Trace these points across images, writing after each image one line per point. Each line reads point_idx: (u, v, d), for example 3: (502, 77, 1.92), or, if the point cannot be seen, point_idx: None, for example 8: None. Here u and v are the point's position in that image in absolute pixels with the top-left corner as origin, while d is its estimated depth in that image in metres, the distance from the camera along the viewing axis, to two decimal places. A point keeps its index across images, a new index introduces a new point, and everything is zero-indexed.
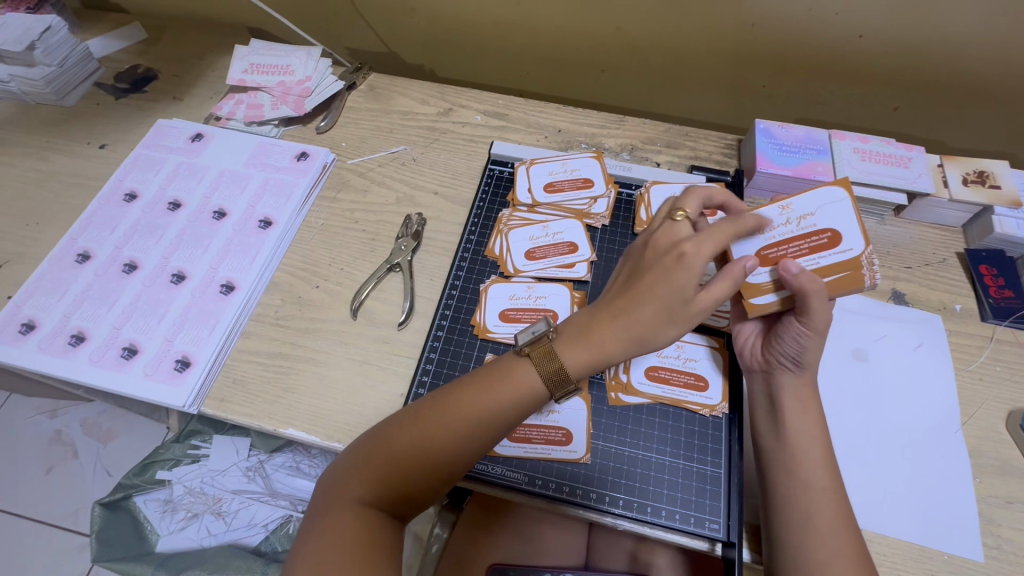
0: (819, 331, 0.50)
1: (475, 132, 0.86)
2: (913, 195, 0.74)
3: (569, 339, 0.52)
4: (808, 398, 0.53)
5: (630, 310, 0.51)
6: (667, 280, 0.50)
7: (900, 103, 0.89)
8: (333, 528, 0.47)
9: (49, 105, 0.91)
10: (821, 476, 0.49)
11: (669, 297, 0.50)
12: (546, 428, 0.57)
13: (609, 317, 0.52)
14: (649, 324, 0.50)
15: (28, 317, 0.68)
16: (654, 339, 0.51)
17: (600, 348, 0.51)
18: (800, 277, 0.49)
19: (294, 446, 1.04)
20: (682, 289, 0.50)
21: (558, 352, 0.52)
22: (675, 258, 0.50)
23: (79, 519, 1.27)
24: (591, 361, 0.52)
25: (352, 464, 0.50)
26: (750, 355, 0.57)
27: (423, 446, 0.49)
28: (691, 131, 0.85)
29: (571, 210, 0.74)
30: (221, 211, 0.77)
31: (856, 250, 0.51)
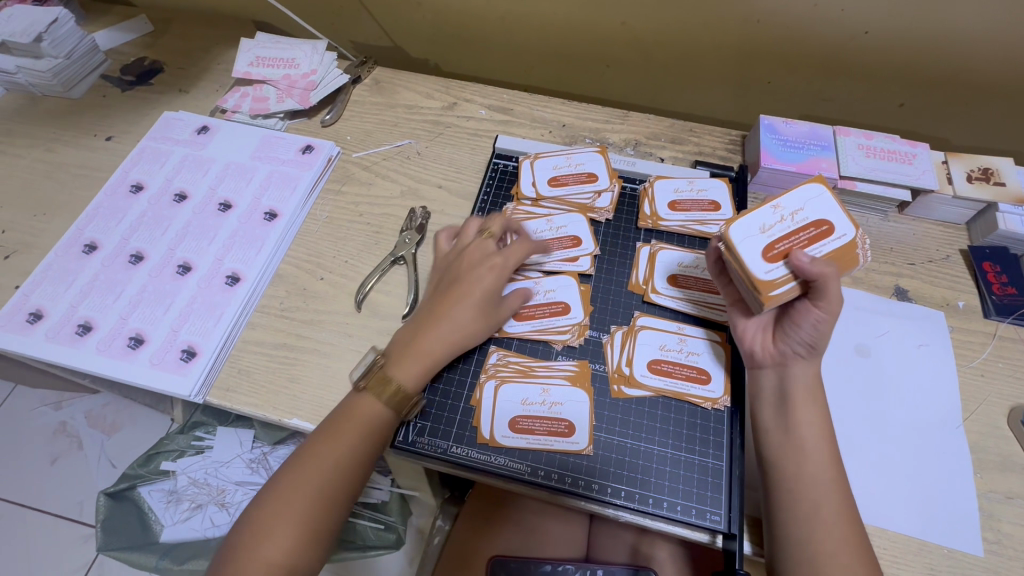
0: (834, 314, 0.51)
1: (479, 126, 0.86)
2: (917, 192, 0.74)
3: (398, 356, 0.57)
4: (816, 390, 0.53)
5: (443, 318, 0.58)
6: (480, 282, 0.59)
7: (905, 100, 0.89)
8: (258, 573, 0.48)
9: (56, 96, 0.92)
10: (828, 468, 0.50)
11: (478, 298, 0.59)
12: (549, 419, 0.57)
13: (426, 328, 0.58)
14: (448, 328, 0.58)
15: (35, 306, 0.69)
16: (470, 339, 0.59)
17: (425, 354, 0.57)
18: (818, 264, 0.49)
19: (297, 439, 1.05)
20: (490, 295, 0.59)
21: (391, 374, 0.56)
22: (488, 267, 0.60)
23: (83, 510, 1.28)
24: (420, 365, 0.57)
25: (261, 520, 0.50)
26: (760, 350, 0.56)
27: (319, 472, 0.52)
28: (695, 127, 0.85)
29: (574, 204, 0.73)
30: (227, 203, 0.77)
31: (850, 235, 0.52)
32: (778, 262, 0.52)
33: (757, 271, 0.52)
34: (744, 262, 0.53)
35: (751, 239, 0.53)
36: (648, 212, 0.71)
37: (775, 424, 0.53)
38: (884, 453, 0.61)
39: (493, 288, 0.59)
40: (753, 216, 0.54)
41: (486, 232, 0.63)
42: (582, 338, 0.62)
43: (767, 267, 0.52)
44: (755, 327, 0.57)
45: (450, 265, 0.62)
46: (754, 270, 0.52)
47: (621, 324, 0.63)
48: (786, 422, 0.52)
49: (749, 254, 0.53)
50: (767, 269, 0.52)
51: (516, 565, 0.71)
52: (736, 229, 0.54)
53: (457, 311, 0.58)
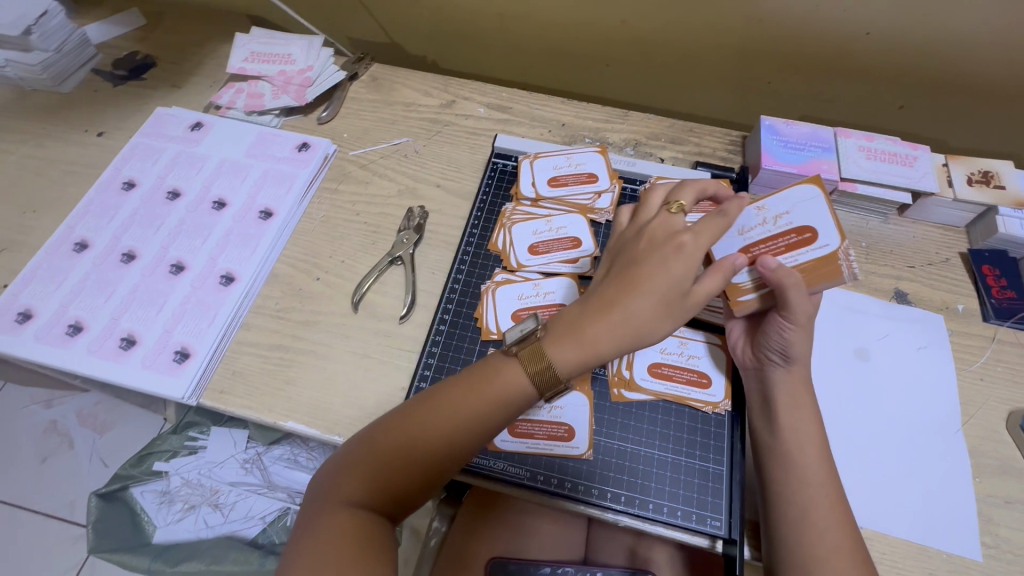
0: (804, 323, 0.51)
1: (478, 125, 0.85)
2: (917, 195, 0.74)
3: (561, 336, 0.50)
4: (801, 393, 0.53)
5: (632, 304, 0.49)
6: (666, 270, 0.49)
7: (905, 102, 0.89)
8: (325, 528, 0.46)
9: (46, 91, 0.90)
10: (817, 471, 0.50)
11: (666, 289, 0.49)
12: (548, 424, 0.57)
13: (602, 317, 0.49)
14: (649, 320, 0.49)
15: (25, 306, 0.67)
16: (651, 332, 0.50)
17: (593, 350, 0.49)
18: (778, 271, 0.50)
19: (291, 438, 1.02)
20: (684, 281, 0.49)
21: (547, 353, 0.49)
22: (674, 248, 0.50)
23: (75, 510, 1.27)
24: (583, 359, 0.50)
25: (348, 468, 0.49)
26: (739, 353, 0.57)
27: (419, 444, 0.48)
28: (695, 127, 0.84)
29: (574, 204, 0.73)
30: (221, 202, 0.76)
31: (832, 245, 0.52)
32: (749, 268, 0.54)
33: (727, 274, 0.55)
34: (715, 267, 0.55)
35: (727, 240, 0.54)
36: None
37: (761, 428, 0.53)
38: (884, 457, 0.61)
39: (686, 273, 0.49)
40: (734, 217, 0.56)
41: (673, 205, 0.53)
42: None
43: (737, 271, 0.54)
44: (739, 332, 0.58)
45: (631, 241, 0.54)
46: (723, 272, 0.54)
47: None
48: (771, 427, 0.53)
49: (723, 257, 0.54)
50: (736, 274, 0.54)
51: (515, 567, 0.72)
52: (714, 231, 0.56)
53: (634, 301, 0.49)
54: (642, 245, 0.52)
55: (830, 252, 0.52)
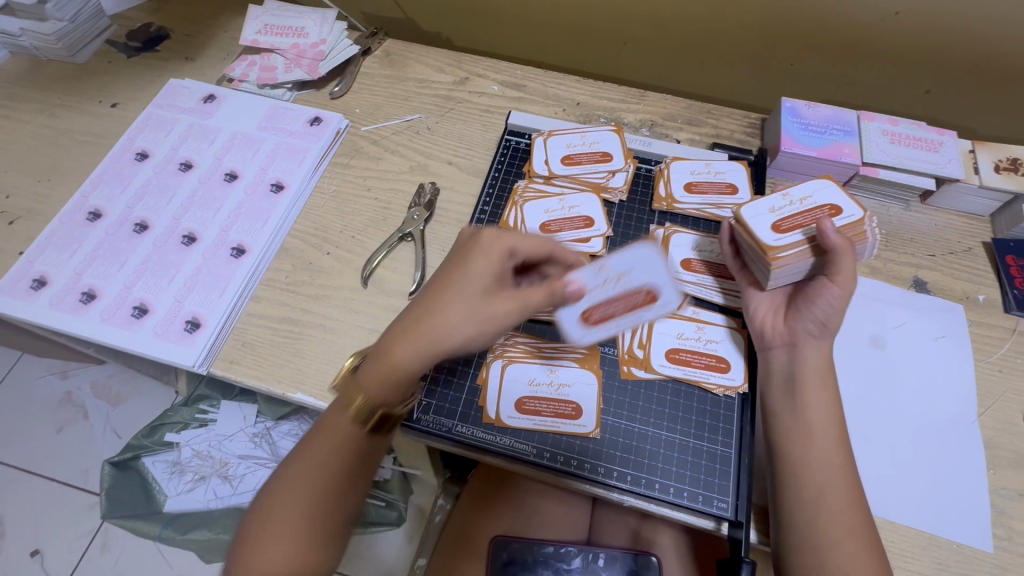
0: (847, 291, 0.51)
1: (491, 103, 0.84)
2: (941, 181, 0.72)
3: (371, 361, 0.48)
4: (828, 371, 0.52)
5: (440, 308, 0.48)
6: (463, 271, 0.49)
7: (932, 86, 0.86)
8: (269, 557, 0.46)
9: (61, 61, 0.90)
10: (836, 455, 0.49)
11: (466, 290, 0.48)
12: (556, 402, 0.57)
13: (405, 329, 0.48)
14: (443, 321, 0.47)
15: (39, 273, 0.68)
16: (454, 336, 0.47)
17: (391, 363, 0.47)
18: (838, 236, 0.51)
19: (300, 414, 1.05)
20: (487, 283, 0.49)
21: (360, 381, 0.48)
22: (472, 245, 0.51)
23: (89, 479, 1.30)
24: (386, 375, 0.47)
25: (277, 491, 0.49)
26: (771, 330, 0.55)
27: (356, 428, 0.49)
28: (713, 109, 0.82)
29: (588, 183, 0.72)
30: (233, 174, 0.76)
31: (671, 305, 0.55)
32: (789, 234, 0.54)
33: (766, 239, 0.54)
34: (753, 232, 0.55)
35: (759, 217, 0.55)
36: (662, 193, 0.69)
37: (781, 406, 0.52)
38: (896, 447, 0.60)
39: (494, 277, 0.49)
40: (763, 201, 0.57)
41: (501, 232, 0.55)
42: None
43: (778, 236, 0.54)
44: (766, 306, 0.56)
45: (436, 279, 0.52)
46: (761, 237, 0.54)
47: None
48: (794, 405, 0.51)
49: (759, 227, 0.55)
50: (777, 237, 0.53)
51: (518, 547, 0.71)
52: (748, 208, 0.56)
53: (446, 305, 0.48)
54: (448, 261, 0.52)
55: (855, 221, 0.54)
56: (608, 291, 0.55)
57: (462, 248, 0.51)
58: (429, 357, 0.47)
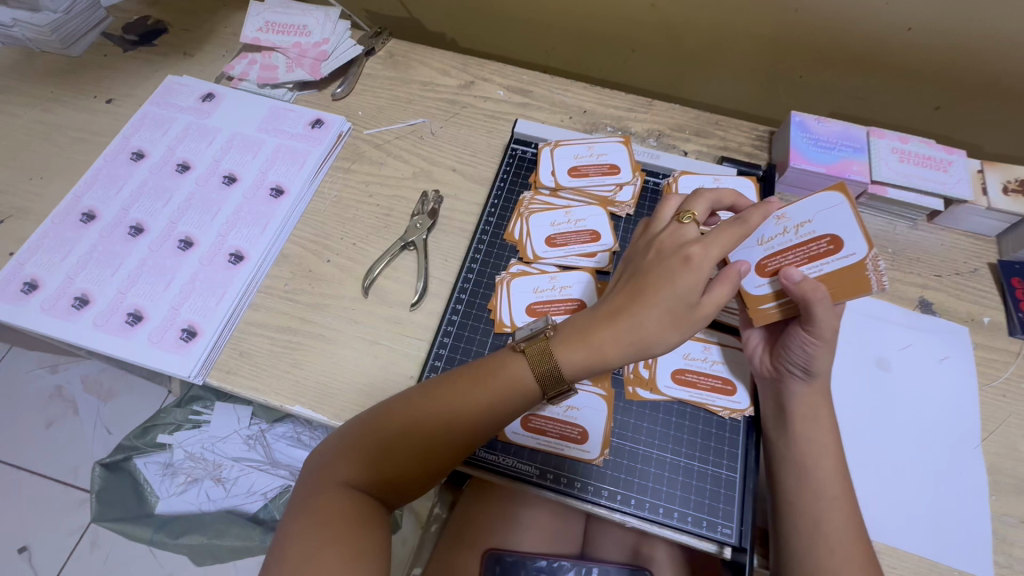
0: (827, 338, 0.50)
1: (497, 108, 0.82)
2: (949, 201, 0.72)
3: (568, 339, 0.52)
4: (820, 406, 0.51)
5: (643, 318, 0.50)
6: (672, 281, 0.50)
7: (941, 102, 0.85)
8: (320, 507, 0.48)
9: (55, 54, 0.87)
10: (832, 484, 0.48)
11: (673, 301, 0.50)
12: (562, 423, 0.55)
13: (607, 319, 0.51)
14: (656, 333, 0.50)
15: (30, 276, 0.66)
16: (659, 345, 0.51)
17: (598, 355, 0.51)
18: (803, 284, 0.49)
19: (295, 417, 1.03)
20: (690, 298, 0.50)
21: (554, 353, 0.51)
22: (681, 259, 0.50)
23: (79, 476, 1.28)
24: (589, 361, 0.51)
25: (362, 442, 0.51)
26: (757, 365, 0.55)
27: (378, 448, 0.50)
28: (721, 120, 0.81)
29: (595, 196, 0.70)
30: (231, 176, 0.74)
31: (590, 454, 0.54)
32: (768, 278, 0.53)
33: (748, 284, 0.54)
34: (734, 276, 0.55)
35: (749, 251, 0.54)
36: None
37: (776, 438, 0.52)
38: (898, 472, 0.59)
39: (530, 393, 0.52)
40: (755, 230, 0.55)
41: (687, 215, 0.54)
42: None
43: (759, 282, 0.54)
44: (757, 340, 0.56)
45: (642, 250, 0.55)
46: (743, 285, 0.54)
47: None
48: (788, 436, 0.51)
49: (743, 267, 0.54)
50: (757, 284, 0.54)
51: (512, 561, 0.70)
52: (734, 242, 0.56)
53: (647, 313, 0.50)
54: (654, 255, 0.53)
55: (852, 261, 0.50)
56: (554, 411, 0.56)
57: (677, 246, 0.52)
58: (634, 357, 0.51)
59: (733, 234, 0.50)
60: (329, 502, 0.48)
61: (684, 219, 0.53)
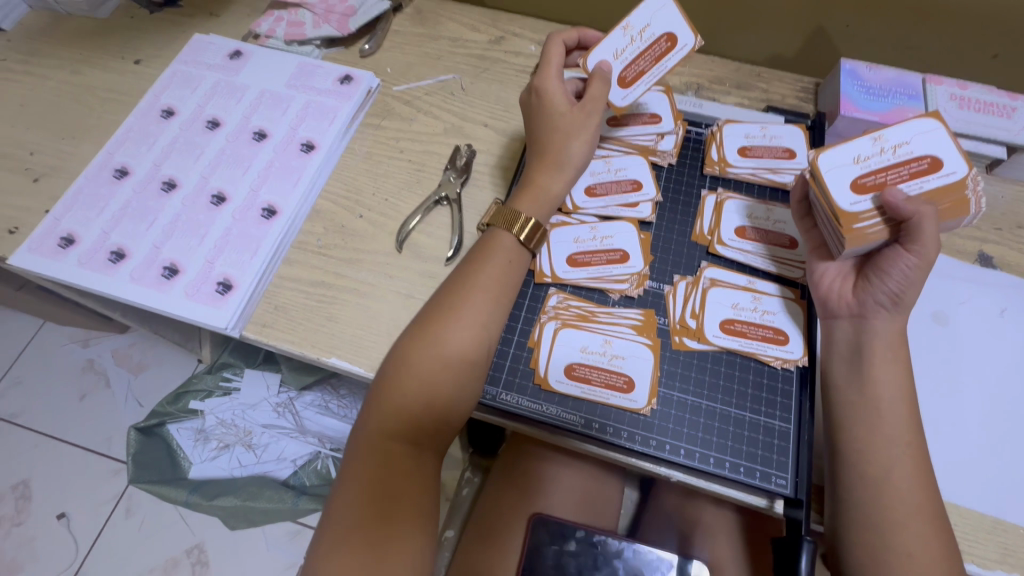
0: (929, 260, 0.46)
1: (528, 63, 0.79)
2: (1011, 149, 0.67)
3: (517, 197, 0.57)
4: (899, 346, 0.48)
5: (552, 146, 0.57)
6: (558, 116, 0.57)
7: (1000, 50, 0.80)
8: (367, 463, 0.47)
9: (82, 16, 0.87)
10: (903, 431, 0.46)
11: (567, 123, 0.57)
12: (607, 371, 0.54)
13: (539, 165, 0.58)
14: (567, 149, 0.57)
15: (67, 231, 0.66)
16: (579, 158, 0.57)
17: (539, 187, 0.57)
18: (911, 202, 0.46)
19: (323, 385, 1.03)
20: (573, 111, 0.57)
21: (514, 211, 0.56)
22: (546, 101, 0.58)
23: (112, 446, 1.31)
24: (536, 197, 0.57)
25: (389, 383, 0.50)
26: (836, 299, 0.51)
27: (410, 390, 0.49)
28: (764, 72, 0.78)
29: (635, 145, 0.66)
30: (262, 132, 0.73)
31: (636, 403, 0.52)
32: (867, 195, 0.49)
33: (841, 202, 0.50)
34: (828, 191, 0.50)
35: (842, 168, 0.50)
36: (715, 157, 0.65)
37: (846, 381, 0.49)
38: (961, 428, 0.56)
39: (520, 260, 0.55)
40: (847, 146, 0.51)
41: None
42: (641, 288, 0.58)
43: (854, 199, 0.49)
44: (834, 274, 0.52)
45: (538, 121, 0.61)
46: (612, 99, 0.59)
47: (684, 275, 0.59)
48: (860, 379, 0.48)
49: (836, 185, 0.50)
50: (852, 201, 0.49)
51: (562, 527, 0.66)
52: (826, 157, 0.51)
53: (562, 148, 0.57)
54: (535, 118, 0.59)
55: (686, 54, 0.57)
56: (596, 359, 0.54)
57: (529, 91, 0.60)
58: (567, 175, 0.57)
59: (556, 56, 0.59)
60: (381, 455, 0.47)
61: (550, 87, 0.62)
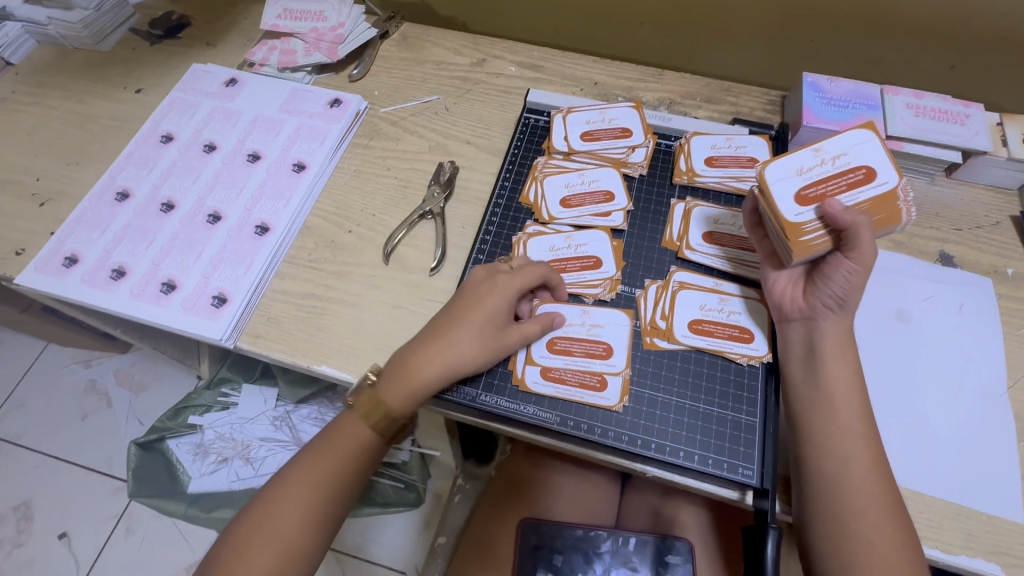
0: (868, 266, 0.49)
1: (509, 83, 0.84)
2: (966, 154, 0.71)
3: (394, 377, 0.54)
4: (847, 343, 0.51)
5: (453, 329, 0.54)
6: (482, 299, 0.55)
7: (957, 61, 0.84)
8: (259, 538, 0.52)
9: (87, 50, 0.92)
10: (858, 423, 0.49)
11: (484, 318, 0.55)
12: (587, 341, 0.58)
13: (427, 349, 0.54)
14: (467, 352, 0.54)
15: (71, 251, 0.70)
16: (470, 364, 0.54)
17: (418, 382, 0.53)
18: (850, 212, 0.49)
19: (320, 399, 1.07)
20: (497, 320, 0.55)
21: (385, 396, 0.54)
22: (489, 284, 0.56)
23: (113, 464, 1.33)
24: (408, 389, 0.54)
25: (298, 469, 0.55)
26: (789, 304, 0.54)
27: (312, 481, 0.54)
28: (732, 87, 0.82)
29: (608, 158, 0.71)
30: (256, 154, 0.77)
31: (609, 401, 0.55)
32: (811, 206, 0.52)
33: (787, 213, 0.53)
34: (775, 202, 0.53)
35: (787, 180, 0.53)
36: (683, 167, 0.68)
37: (802, 380, 0.52)
38: (923, 419, 0.59)
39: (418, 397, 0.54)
40: (791, 158, 0.54)
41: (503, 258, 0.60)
42: (613, 293, 0.61)
43: (798, 210, 0.52)
44: (786, 281, 0.55)
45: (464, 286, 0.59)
46: None
47: (654, 279, 0.62)
48: (814, 378, 0.51)
49: (781, 196, 0.53)
50: (797, 212, 0.52)
51: (551, 530, 0.69)
52: (772, 169, 0.54)
53: (460, 332, 0.54)
54: (466, 291, 0.57)
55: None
56: (572, 360, 0.57)
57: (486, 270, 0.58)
58: (444, 378, 0.54)
59: (525, 278, 0.57)
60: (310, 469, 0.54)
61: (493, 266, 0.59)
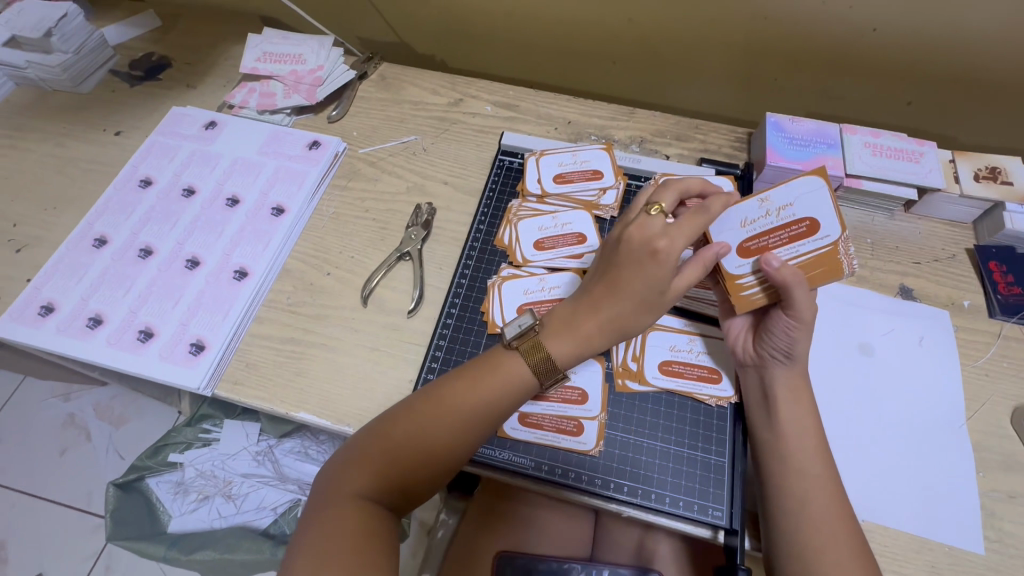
0: (807, 320, 0.51)
1: (485, 123, 0.86)
2: (923, 190, 0.74)
3: (554, 331, 0.55)
4: (801, 389, 0.53)
5: (615, 297, 0.54)
6: (643, 274, 0.53)
7: (913, 98, 0.88)
8: (334, 521, 0.48)
9: (66, 92, 0.93)
10: (815, 466, 0.50)
11: (643, 291, 0.53)
12: (564, 387, 0.59)
13: (582, 312, 0.55)
14: (631, 316, 0.54)
15: (47, 299, 0.70)
16: (636, 325, 0.55)
17: (585, 340, 0.55)
18: (782, 269, 0.51)
19: (303, 431, 1.05)
20: (662, 287, 0.53)
21: (545, 344, 0.55)
22: (650, 253, 0.52)
23: (92, 501, 1.30)
24: (576, 349, 0.55)
25: (373, 446, 0.52)
26: (742, 350, 0.57)
27: (391, 459, 0.51)
28: (701, 124, 0.85)
29: (580, 201, 0.73)
30: (234, 198, 0.78)
31: (586, 445, 0.56)
32: (751, 258, 0.55)
33: (729, 265, 0.55)
34: None
35: (730, 231, 0.56)
36: None
37: (761, 423, 0.54)
38: (887, 452, 0.61)
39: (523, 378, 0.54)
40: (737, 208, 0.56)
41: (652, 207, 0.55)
42: None
43: (739, 262, 0.55)
44: (741, 327, 0.57)
45: (611, 242, 0.56)
46: None
47: None
48: (771, 421, 0.53)
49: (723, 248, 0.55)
50: (737, 264, 0.55)
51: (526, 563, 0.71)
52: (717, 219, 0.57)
53: (620, 303, 0.54)
54: (622, 250, 0.54)
55: None
56: (549, 405, 0.58)
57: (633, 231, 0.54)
58: (613, 337, 0.55)
59: (694, 228, 0.53)
60: (349, 527, 0.48)
61: (651, 211, 0.54)
